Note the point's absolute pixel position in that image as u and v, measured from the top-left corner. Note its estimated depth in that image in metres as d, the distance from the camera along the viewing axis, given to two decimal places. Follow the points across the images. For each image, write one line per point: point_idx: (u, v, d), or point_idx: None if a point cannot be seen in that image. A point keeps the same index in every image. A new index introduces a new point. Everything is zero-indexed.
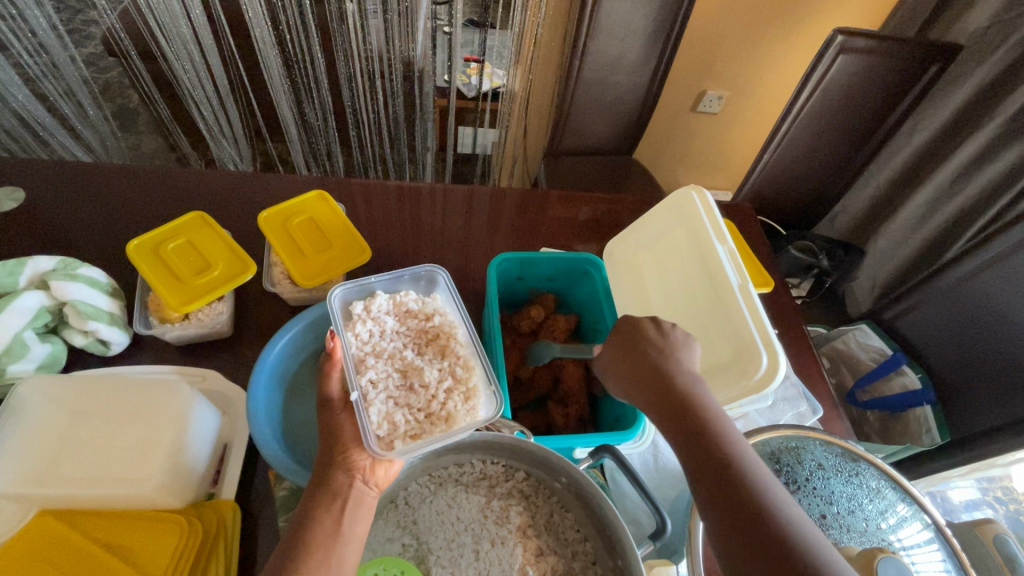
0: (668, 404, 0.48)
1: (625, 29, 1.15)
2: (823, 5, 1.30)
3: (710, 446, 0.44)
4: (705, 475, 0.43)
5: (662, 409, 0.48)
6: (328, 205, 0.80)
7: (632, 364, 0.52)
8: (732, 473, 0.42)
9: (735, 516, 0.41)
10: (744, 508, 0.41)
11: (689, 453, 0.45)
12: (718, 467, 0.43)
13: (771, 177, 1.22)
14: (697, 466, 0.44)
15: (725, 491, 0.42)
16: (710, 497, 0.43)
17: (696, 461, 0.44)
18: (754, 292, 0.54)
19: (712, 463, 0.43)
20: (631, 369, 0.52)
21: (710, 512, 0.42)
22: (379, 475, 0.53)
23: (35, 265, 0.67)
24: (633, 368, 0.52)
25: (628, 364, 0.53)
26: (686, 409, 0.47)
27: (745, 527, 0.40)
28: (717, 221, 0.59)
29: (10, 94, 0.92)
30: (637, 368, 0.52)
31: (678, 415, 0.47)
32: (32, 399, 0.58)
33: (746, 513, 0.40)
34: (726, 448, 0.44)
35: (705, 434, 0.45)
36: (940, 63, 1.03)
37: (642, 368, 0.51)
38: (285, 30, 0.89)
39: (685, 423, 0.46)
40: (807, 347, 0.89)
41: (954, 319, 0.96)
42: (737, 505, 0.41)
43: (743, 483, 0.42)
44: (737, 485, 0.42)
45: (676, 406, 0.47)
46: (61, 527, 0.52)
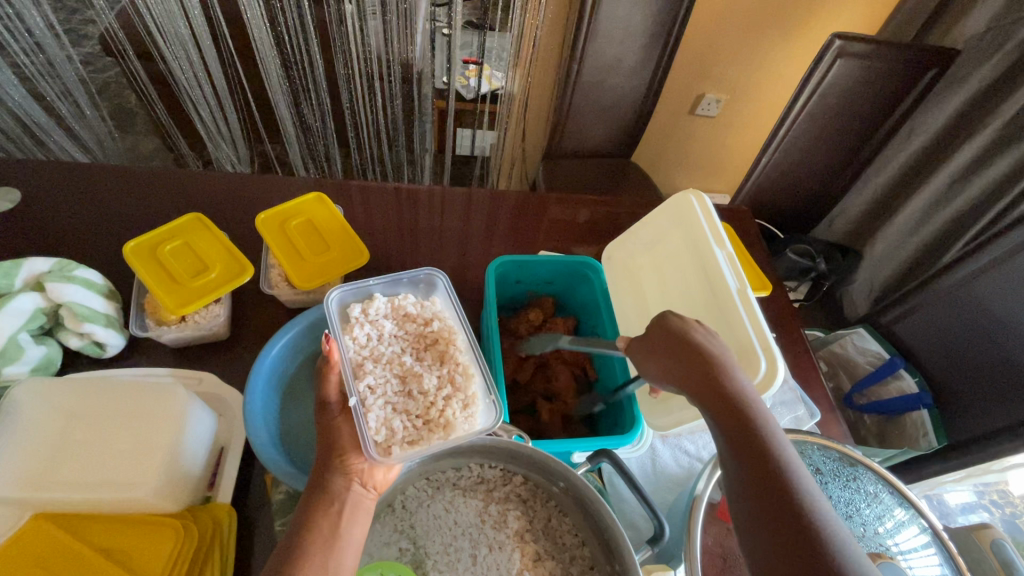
0: (713, 395, 0.45)
1: (624, 32, 1.15)
2: (821, 9, 1.31)
3: (757, 443, 0.41)
4: (749, 472, 0.41)
5: (705, 400, 0.45)
6: (326, 207, 0.80)
7: (674, 349, 0.49)
8: (777, 473, 0.40)
9: (777, 519, 0.38)
10: (788, 511, 0.38)
11: (732, 448, 0.42)
12: (763, 465, 0.40)
13: (769, 180, 1.22)
14: (740, 461, 0.42)
15: (768, 491, 0.39)
16: (751, 495, 0.40)
17: (739, 457, 0.42)
18: (753, 297, 0.54)
19: (757, 460, 0.41)
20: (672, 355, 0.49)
21: (749, 510, 0.40)
22: (377, 478, 0.53)
23: (31, 266, 0.66)
24: (676, 352, 0.49)
25: (668, 348, 0.49)
26: (732, 401, 0.44)
27: (787, 531, 0.38)
28: (717, 225, 0.59)
29: (5, 94, 0.92)
30: (679, 353, 0.48)
31: (722, 408, 0.44)
32: (28, 402, 0.58)
33: (790, 517, 0.38)
34: (773, 446, 0.41)
35: (751, 430, 0.42)
36: (938, 68, 1.03)
37: (686, 354, 0.48)
38: (283, 31, 0.88)
39: (730, 417, 0.43)
40: (805, 351, 0.90)
41: (951, 322, 0.97)
42: (780, 508, 0.39)
43: (788, 485, 0.39)
44: (782, 487, 0.39)
45: (721, 397, 0.44)
46: (56, 532, 0.52)
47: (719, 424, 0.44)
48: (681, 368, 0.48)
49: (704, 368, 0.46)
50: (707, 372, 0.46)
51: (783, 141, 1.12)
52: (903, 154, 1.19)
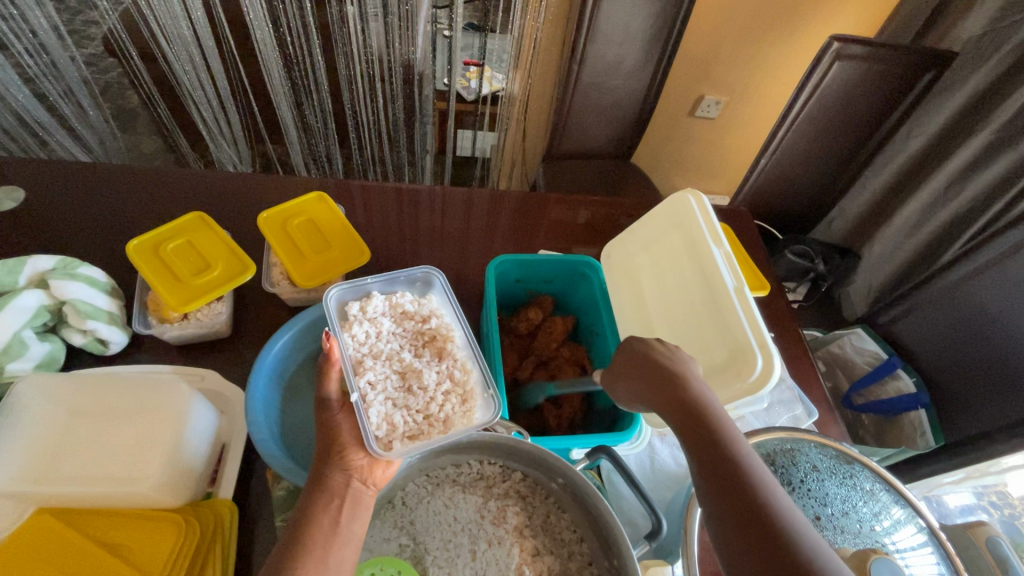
0: (680, 407, 0.47)
1: (624, 33, 1.16)
2: (820, 11, 1.32)
3: (721, 450, 0.43)
4: (713, 478, 0.42)
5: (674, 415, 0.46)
6: (327, 206, 0.81)
7: (642, 369, 0.51)
8: (741, 476, 0.41)
9: (744, 522, 0.39)
10: (752, 512, 0.39)
11: (699, 456, 0.43)
12: (728, 470, 0.41)
13: (768, 181, 1.23)
14: (706, 468, 0.43)
15: (731, 494, 0.40)
16: (718, 500, 0.41)
17: (705, 464, 0.43)
18: (750, 295, 0.55)
19: (721, 466, 0.42)
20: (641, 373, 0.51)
21: (717, 517, 0.41)
22: (377, 475, 0.53)
23: (35, 264, 0.67)
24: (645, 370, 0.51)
25: (637, 367, 0.52)
26: (698, 411, 0.45)
27: (752, 532, 0.38)
28: (714, 225, 0.60)
29: (9, 93, 0.93)
30: (648, 370, 0.50)
31: (688, 418, 0.46)
32: (32, 398, 0.58)
33: (754, 518, 0.39)
34: (737, 452, 0.42)
35: (715, 438, 0.44)
36: (934, 70, 1.04)
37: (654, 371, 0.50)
38: (286, 32, 0.89)
39: (696, 427, 0.45)
40: (802, 351, 0.90)
41: (948, 323, 0.97)
42: (745, 511, 0.39)
43: (753, 487, 0.40)
44: (745, 489, 0.40)
45: (688, 409, 0.46)
46: (58, 526, 0.52)
47: (685, 435, 0.45)
48: (649, 385, 0.49)
49: (672, 383, 0.48)
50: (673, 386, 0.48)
51: (781, 143, 1.12)
52: (901, 156, 1.20)
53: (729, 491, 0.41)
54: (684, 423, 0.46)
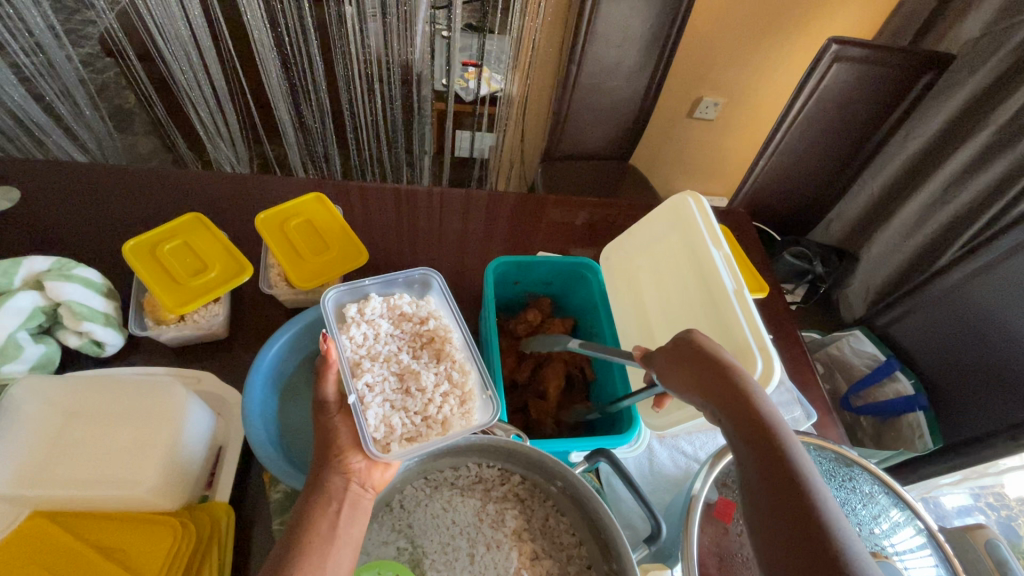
0: (734, 404, 0.44)
1: (622, 35, 1.16)
2: (818, 13, 1.32)
3: (777, 452, 0.41)
4: (767, 479, 0.40)
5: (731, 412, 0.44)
6: (325, 207, 0.80)
7: (693, 361, 0.49)
8: (798, 481, 0.39)
9: (798, 527, 0.37)
10: (808, 518, 0.37)
11: (752, 456, 0.41)
12: (783, 473, 0.39)
13: (766, 183, 1.23)
14: (761, 468, 0.41)
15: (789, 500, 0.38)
16: (770, 501, 0.39)
17: (760, 464, 0.41)
18: (749, 296, 0.54)
19: (777, 467, 0.40)
20: (692, 364, 0.48)
21: (767, 517, 0.39)
22: (375, 478, 0.53)
23: (30, 264, 0.66)
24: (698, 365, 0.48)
25: (688, 359, 0.49)
26: (753, 410, 0.43)
27: (806, 537, 0.36)
28: (714, 227, 0.60)
29: (5, 93, 0.92)
30: (699, 364, 0.48)
31: (744, 416, 0.44)
32: (27, 400, 0.58)
33: (810, 523, 0.37)
34: (793, 456, 0.40)
35: (771, 439, 0.42)
36: (933, 71, 1.04)
37: (707, 365, 0.47)
38: (283, 32, 0.89)
39: (750, 427, 0.43)
40: (801, 352, 0.90)
41: (946, 325, 0.97)
42: (801, 516, 0.37)
43: (810, 493, 0.38)
44: (800, 492, 0.38)
45: (742, 407, 0.44)
46: (53, 529, 0.52)
47: (738, 434, 0.43)
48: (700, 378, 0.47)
49: (727, 377, 0.46)
50: (728, 380, 0.46)
51: (780, 145, 1.13)
52: (900, 157, 1.20)
53: (784, 494, 0.39)
54: (738, 421, 0.44)
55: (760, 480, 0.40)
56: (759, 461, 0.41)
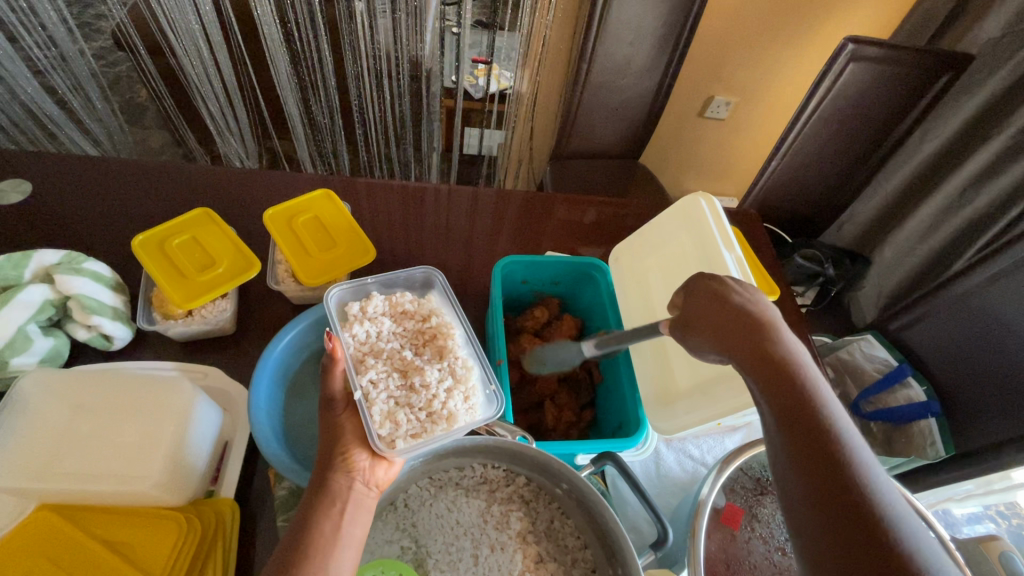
0: (766, 370, 0.43)
1: (634, 33, 1.15)
2: (834, 11, 1.30)
3: (799, 395, 0.41)
4: (790, 417, 0.41)
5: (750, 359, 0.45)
6: (333, 204, 0.80)
7: (717, 313, 0.49)
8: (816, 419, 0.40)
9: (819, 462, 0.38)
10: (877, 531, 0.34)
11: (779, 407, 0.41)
12: (817, 433, 0.39)
13: (777, 184, 1.21)
14: (790, 430, 0.40)
15: (810, 436, 0.39)
16: (793, 437, 0.40)
17: (784, 408, 0.41)
18: (762, 300, 0.53)
19: (810, 429, 0.39)
20: (725, 319, 0.48)
21: (796, 451, 0.39)
22: (379, 475, 0.53)
23: (40, 257, 0.67)
24: (717, 315, 0.49)
25: (723, 305, 0.49)
26: (799, 385, 0.42)
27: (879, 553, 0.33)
28: (725, 229, 0.59)
29: (18, 86, 0.93)
30: (737, 315, 0.48)
31: (777, 381, 0.43)
32: (34, 393, 0.58)
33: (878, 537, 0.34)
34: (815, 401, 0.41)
35: (821, 423, 0.39)
36: (953, 71, 1.02)
37: (746, 320, 0.47)
38: (294, 28, 0.89)
39: (766, 372, 0.43)
40: (812, 356, 0.89)
41: (960, 331, 0.96)
42: (869, 521, 0.34)
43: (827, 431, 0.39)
44: (819, 426, 0.39)
45: (785, 378, 0.42)
46: (61, 523, 0.52)
47: (778, 408, 0.42)
48: (735, 332, 0.47)
49: (766, 338, 0.45)
50: (767, 342, 0.45)
51: (792, 146, 1.12)
52: (915, 158, 1.17)
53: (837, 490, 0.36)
54: (777, 398, 0.42)
55: (795, 442, 0.40)
56: (803, 447, 0.39)
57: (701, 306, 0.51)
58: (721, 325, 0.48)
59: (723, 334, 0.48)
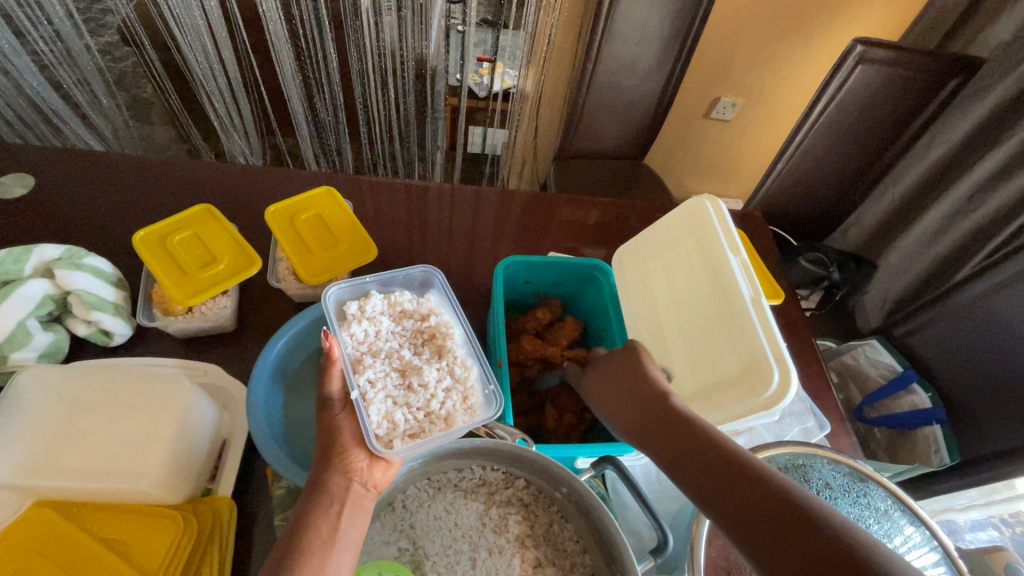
0: (662, 422, 0.49)
1: (640, 33, 1.14)
2: (842, 12, 1.28)
3: (692, 434, 0.46)
4: (690, 458, 0.45)
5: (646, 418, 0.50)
6: (335, 201, 0.79)
7: (615, 381, 0.56)
8: (711, 450, 0.44)
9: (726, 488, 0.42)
10: (829, 554, 0.36)
11: (680, 452, 0.46)
12: (716, 464, 0.43)
13: (783, 187, 1.20)
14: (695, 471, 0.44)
15: (710, 470, 0.43)
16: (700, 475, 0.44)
17: (684, 452, 0.46)
18: (766, 305, 0.53)
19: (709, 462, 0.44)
20: (624, 395, 0.54)
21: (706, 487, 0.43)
22: (377, 477, 0.52)
23: (41, 252, 0.67)
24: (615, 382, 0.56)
25: (617, 382, 0.56)
26: (698, 438, 0.46)
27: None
28: (729, 230, 0.58)
29: (24, 81, 0.93)
30: (632, 389, 0.54)
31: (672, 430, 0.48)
32: (32, 389, 0.58)
33: (832, 561, 0.36)
34: (706, 435, 0.46)
35: (731, 464, 0.43)
36: (959, 77, 1.01)
37: (640, 392, 0.53)
38: (299, 24, 0.88)
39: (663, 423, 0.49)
40: (816, 361, 0.88)
41: (966, 338, 0.95)
42: (802, 545, 0.37)
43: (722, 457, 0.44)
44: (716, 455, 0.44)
45: (691, 442, 0.46)
46: (57, 519, 0.52)
47: (680, 454, 0.46)
48: (635, 410, 0.52)
49: (663, 404, 0.50)
50: (661, 407, 0.50)
51: (799, 149, 1.11)
52: (923, 163, 1.16)
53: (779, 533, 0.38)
54: (685, 460, 0.45)
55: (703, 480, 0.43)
56: (709, 482, 0.43)
57: (602, 379, 0.58)
58: (621, 402, 0.54)
59: (625, 412, 0.53)
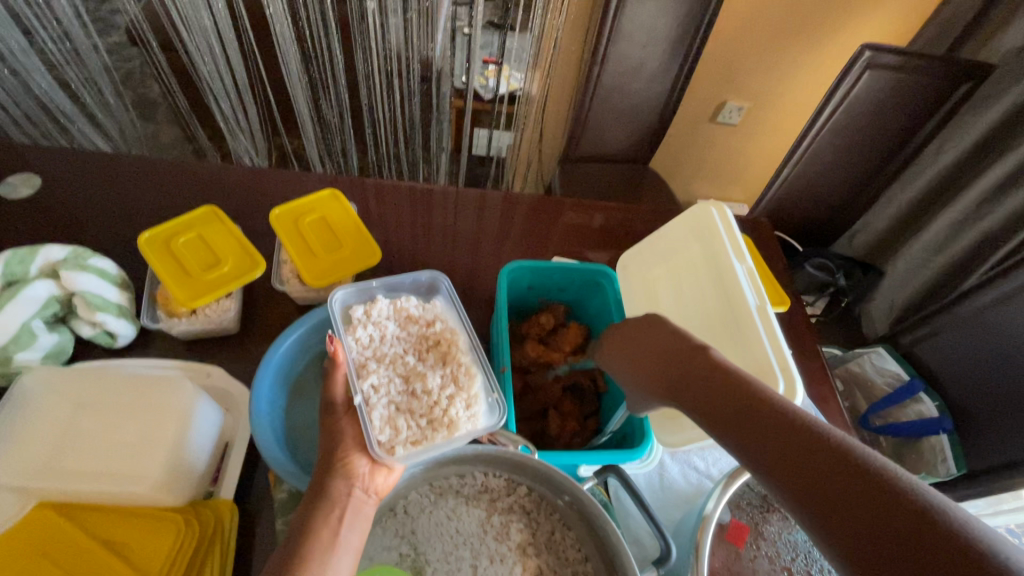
0: (696, 379, 0.44)
1: (646, 37, 1.14)
2: (850, 16, 1.27)
3: (730, 388, 0.42)
4: (733, 415, 0.41)
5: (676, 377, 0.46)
6: (340, 204, 0.79)
7: (637, 338, 0.51)
8: (753, 402, 0.40)
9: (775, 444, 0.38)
10: (900, 507, 0.32)
11: (720, 409, 0.42)
12: (761, 417, 0.39)
13: (789, 192, 1.20)
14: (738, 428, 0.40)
15: (755, 424, 0.39)
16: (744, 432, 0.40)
17: (724, 408, 0.42)
18: (773, 314, 0.52)
19: (753, 417, 0.40)
20: (648, 350, 0.50)
21: (755, 443, 0.39)
22: (378, 482, 0.52)
23: (46, 253, 0.67)
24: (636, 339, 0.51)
25: (640, 340, 0.51)
26: (739, 390, 0.41)
27: (913, 536, 0.31)
28: (736, 239, 0.58)
29: (33, 81, 0.94)
30: (659, 345, 0.49)
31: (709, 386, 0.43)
32: (38, 390, 0.58)
33: (901, 519, 0.31)
34: (747, 386, 0.41)
35: (779, 416, 0.39)
36: (971, 82, 1.02)
37: (668, 346, 0.48)
38: (305, 26, 0.89)
39: (696, 379, 0.44)
40: (822, 368, 0.87)
41: (974, 346, 0.94)
42: (869, 498, 0.33)
43: (766, 409, 0.39)
44: (759, 408, 0.40)
45: (731, 398, 0.41)
46: (59, 521, 0.52)
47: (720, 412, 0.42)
48: (663, 366, 0.47)
49: (702, 357, 0.45)
50: (693, 362, 0.45)
51: (805, 154, 1.10)
52: (930, 170, 1.15)
53: (836, 489, 0.34)
54: (727, 418, 0.41)
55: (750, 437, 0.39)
56: (755, 437, 0.39)
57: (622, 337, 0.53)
58: (648, 357, 0.49)
59: (653, 368, 0.48)
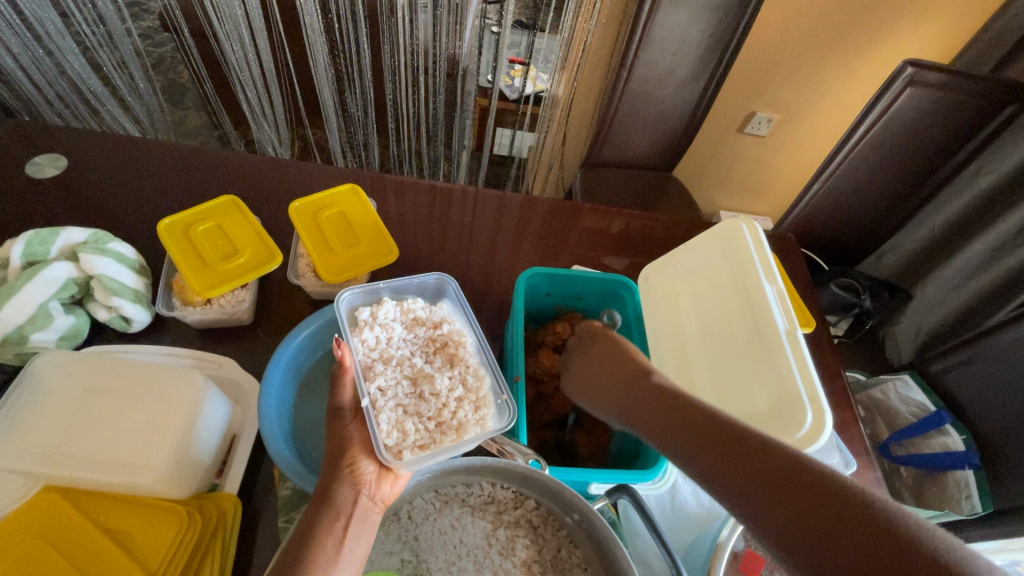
0: (654, 399, 0.46)
1: (678, 42, 1.11)
2: (891, 31, 1.23)
3: (682, 410, 0.43)
4: (687, 435, 0.42)
5: (631, 400, 0.48)
6: (359, 199, 0.78)
7: (598, 359, 0.55)
8: (704, 421, 0.41)
9: (726, 460, 0.38)
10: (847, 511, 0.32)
11: (673, 430, 0.43)
12: (711, 436, 0.40)
13: (817, 209, 1.17)
14: (690, 447, 0.41)
15: (706, 442, 0.40)
16: (697, 449, 0.40)
17: (678, 428, 0.43)
18: (803, 339, 0.50)
19: (704, 436, 0.40)
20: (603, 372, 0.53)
21: (706, 460, 0.39)
22: (385, 490, 0.51)
23: (67, 236, 0.67)
24: (599, 360, 0.54)
25: (600, 362, 0.54)
26: (691, 412, 0.43)
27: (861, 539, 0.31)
28: (767, 258, 0.55)
29: (66, 61, 0.94)
30: (617, 371, 0.52)
31: (663, 408, 0.45)
32: (50, 373, 0.58)
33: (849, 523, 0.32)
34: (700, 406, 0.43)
35: (727, 431, 0.40)
36: (1016, 104, 0.97)
37: (624, 372, 0.51)
38: (335, 19, 0.88)
39: (653, 402, 0.46)
40: (844, 391, 0.84)
41: (1008, 380, 0.90)
42: (815, 505, 0.33)
43: (716, 425, 0.40)
44: (711, 426, 0.41)
45: (683, 418, 0.43)
46: (63, 507, 0.52)
47: (673, 432, 0.43)
48: (617, 391, 0.50)
49: (642, 380, 0.49)
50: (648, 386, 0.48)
51: (836, 171, 1.07)
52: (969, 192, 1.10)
53: (788, 502, 0.35)
54: (681, 440, 0.42)
55: (701, 455, 0.40)
56: (707, 454, 0.40)
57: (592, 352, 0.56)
58: (601, 376, 0.53)
59: (605, 390, 0.52)
